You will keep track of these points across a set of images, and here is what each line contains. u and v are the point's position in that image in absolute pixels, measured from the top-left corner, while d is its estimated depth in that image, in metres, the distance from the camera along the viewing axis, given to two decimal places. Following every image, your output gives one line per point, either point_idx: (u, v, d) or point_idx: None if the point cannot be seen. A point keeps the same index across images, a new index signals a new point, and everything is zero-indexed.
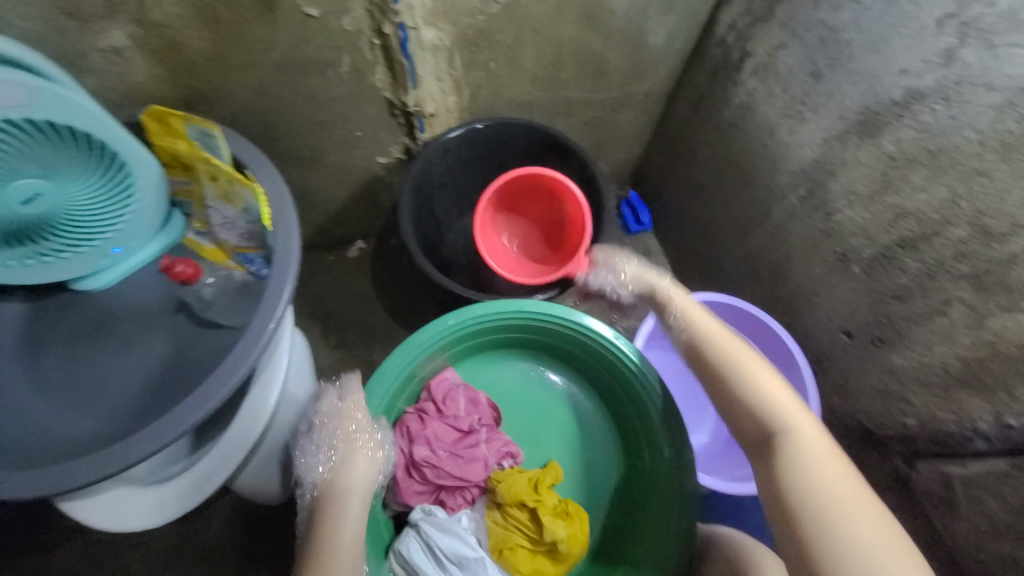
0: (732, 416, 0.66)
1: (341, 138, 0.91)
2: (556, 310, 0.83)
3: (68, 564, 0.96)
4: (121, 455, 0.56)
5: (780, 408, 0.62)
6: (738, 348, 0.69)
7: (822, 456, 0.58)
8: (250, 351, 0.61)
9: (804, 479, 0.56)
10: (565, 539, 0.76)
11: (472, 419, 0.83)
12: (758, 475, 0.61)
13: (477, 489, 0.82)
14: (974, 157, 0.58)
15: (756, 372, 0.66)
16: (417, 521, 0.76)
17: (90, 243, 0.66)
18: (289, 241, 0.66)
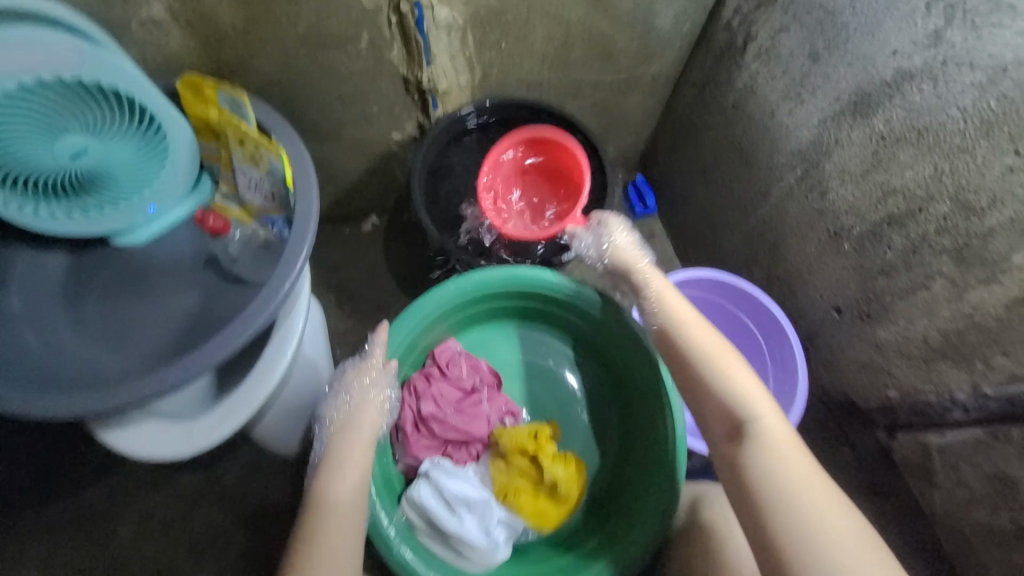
0: (702, 404, 0.71)
1: (358, 113, 0.96)
2: (556, 277, 0.88)
3: (99, 502, 1.04)
4: (157, 385, 0.63)
5: (748, 400, 0.67)
6: (713, 340, 0.74)
7: (783, 444, 0.63)
8: (271, 300, 0.68)
9: (767, 464, 0.62)
10: (564, 479, 0.83)
11: (474, 379, 0.88)
12: (727, 461, 0.66)
13: (480, 445, 0.87)
14: (957, 135, 0.61)
15: (726, 364, 0.71)
16: (426, 470, 0.82)
17: (129, 200, 0.73)
18: (309, 200, 0.71)
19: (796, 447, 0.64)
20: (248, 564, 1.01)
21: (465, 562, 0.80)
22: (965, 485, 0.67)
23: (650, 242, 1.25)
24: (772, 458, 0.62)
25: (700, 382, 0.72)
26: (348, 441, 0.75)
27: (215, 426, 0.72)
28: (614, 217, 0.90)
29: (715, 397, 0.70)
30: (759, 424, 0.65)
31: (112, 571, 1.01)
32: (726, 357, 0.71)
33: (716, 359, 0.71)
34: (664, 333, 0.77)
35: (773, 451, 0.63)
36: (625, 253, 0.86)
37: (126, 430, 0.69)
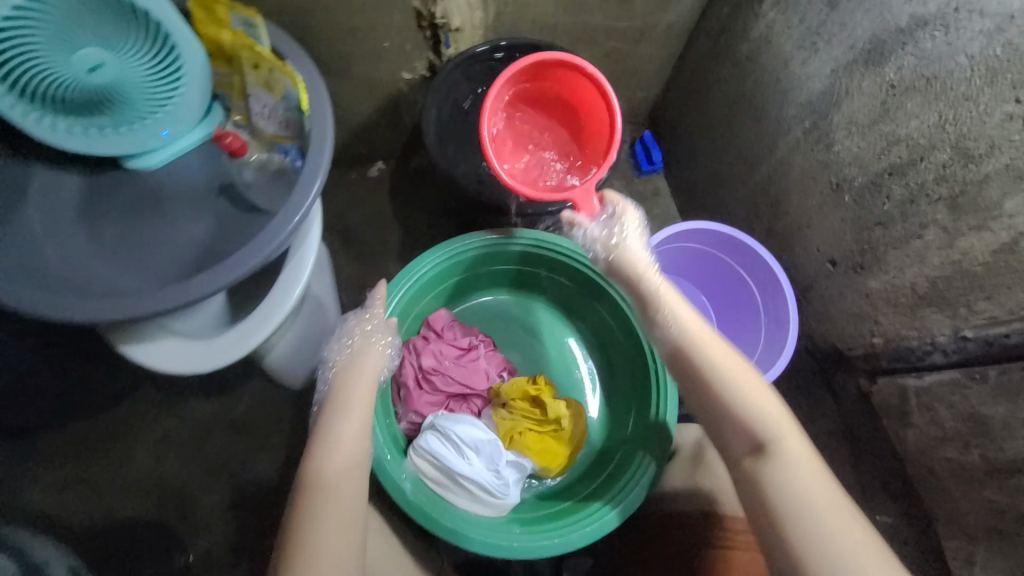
0: (720, 425, 0.66)
1: (369, 48, 0.95)
2: (543, 237, 0.95)
3: (115, 424, 1.09)
4: (172, 299, 0.65)
5: (769, 419, 0.63)
6: (731, 358, 0.69)
7: (808, 468, 0.58)
8: (280, 230, 0.69)
9: (795, 492, 0.56)
10: (566, 415, 0.91)
11: (470, 338, 0.96)
12: (746, 486, 0.61)
13: (479, 399, 0.94)
14: (962, 82, 0.62)
15: (743, 379, 0.66)
16: (432, 423, 0.87)
17: (143, 121, 0.73)
18: (324, 125, 0.72)
19: (822, 471, 0.59)
20: (257, 487, 1.07)
21: (478, 506, 0.82)
22: (937, 424, 0.71)
23: (654, 200, 1.26)
24: (797, 484, 0.57)
25: (717, 403, 0.66)
26: (341, 409, 0.71)
27: (231, 344, 0.76)
28: (627, 207, 0.84)
29: (732, 415, 0.65)
30: (782, 447, 0.60)
31: (129, 487, 1.07)
32: (744, 375, 0.67)
33: (738, 379, 0.66)
34: (679, 351, 0.72)
35: (798, 476, 0.58)
36: (633, 253, 0.81)
37: (147, 345, 0.73)
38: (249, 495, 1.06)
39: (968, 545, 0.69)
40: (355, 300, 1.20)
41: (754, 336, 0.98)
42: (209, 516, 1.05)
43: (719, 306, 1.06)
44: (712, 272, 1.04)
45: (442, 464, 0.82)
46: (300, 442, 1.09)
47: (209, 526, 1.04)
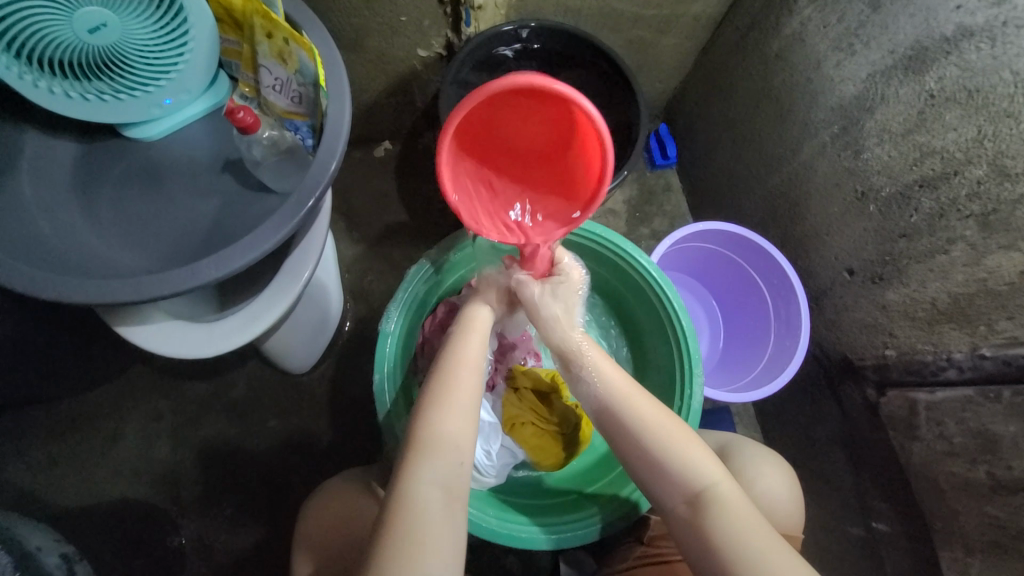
0: (652, 489, 0.61)
1: (385, 21, 0.89)
2: (603, 230, 0.81)
3: (107, 400, 1.07)
4: (161, 285, 0.61)
5: (700, 472, 0.58)
6: (657, 412, 0.62)
7: (748, 526, 0.54)
8: (293, 215, 0.65)
9: (734, 557, 0.53)
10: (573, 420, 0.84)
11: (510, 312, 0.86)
12: (694, 552, 0.57)
13: (496, 374, 0.87)
14: (1005, 98, 0.61)
15: (665, 435, 0.60)
16: None
17: (144, 89, 0.68)
18: (341, 109, 0.68)
19: (763, 523, 0.55)
20: (252, 472, 1.05)
21: None
22: (946, 439, 0.72)
23: (666, 196, 1.23)
24: (739, 546, 0.53)
25: (644, 465, 0.60)
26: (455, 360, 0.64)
27: (233, 330, 0.74)
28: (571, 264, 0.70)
29: (662, 475, 0.59)
30: (717, 493, 0.57)
31: (119, 465, 1.04)
32: (665, 420, 0.62)
33: (666, 435, 0.60)
34: (603, 412, 0.65)
35: (735, 531, 0.54)
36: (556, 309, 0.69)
37: (144, 326, 0.69)
38: (244, 479, 1.05)
39: (964, 556, 0.70)
40: (358, 283, 1.17)
41: (763, 340, 0.97)
42: (203, 498, 1.03)
43: (729, 307, 1.05)
44: (724, 272, 1.03)
45: None
46: (297, 428, 1.07)
47: (203, 509, 1.03)
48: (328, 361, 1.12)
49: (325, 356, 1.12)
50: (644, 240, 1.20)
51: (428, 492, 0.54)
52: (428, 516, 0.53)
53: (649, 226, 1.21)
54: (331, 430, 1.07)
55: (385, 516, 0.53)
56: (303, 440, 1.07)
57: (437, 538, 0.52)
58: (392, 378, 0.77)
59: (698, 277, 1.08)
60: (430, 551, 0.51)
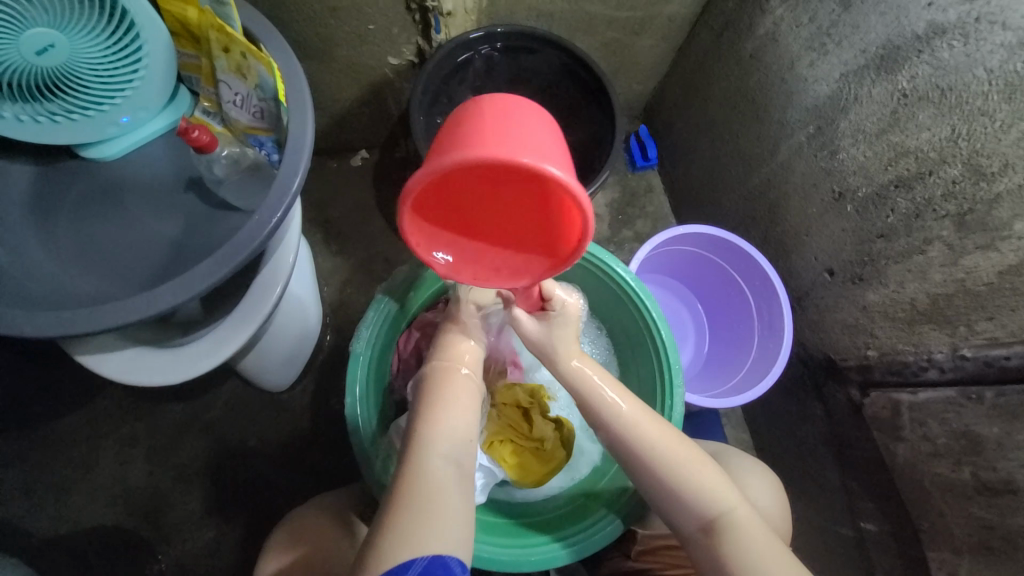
0: (665, 509, 0.59)
1: (353, 30, 0.87)
2: None
3: (80, 425, 1.03)
4: (119, 313, 0.58)
5: (714, 494, 0.57)
6: (666, 432, 0.60)
7: (762, 544, 0.54)
8: (255, 236, 0.62)
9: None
10: (553, 435, 0.82)
11: None
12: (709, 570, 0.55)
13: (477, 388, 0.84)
14: (979, 96, 0.60)
15: (678, 455, 0.58)
16: None
17: (98, 108, 0.65)
18: (304, 126, 0.65)
19: (775, 541, 0.55)
20: (234, 494, 1.02)
21: None
22: (929, 440, 0.71)
23: (647, 198, 1.22)
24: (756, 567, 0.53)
25: (659, 486, 0.58)
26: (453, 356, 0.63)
27: (202, 354, 0.71)
28: (563, 297, 0.66)
29: (676, 498, 0.57)
30: (733, 518, 0.55)
31: (94, 492, 1.01)
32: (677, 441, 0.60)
33: (679, 456, 0.58)
34: (611, 433, 0.61)
35: (750, 553, 0.53)
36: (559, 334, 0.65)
37: (107, 355, 0.67)
38: (225, 502, 1.02)
39: (952, 557, 0.70)
40: (337, 295, 1.15)
41: (747, 342, 0.96)
42: (185, 522, 1.01)
43: (712, 309, 1.05)
44: (706, 274, 1.02)
45: None
46: (278, 448, 1.05)
47: (183, 535, 1.00)
48: (309, 377, 1.09)
49: (305, 372, 1.09)
50: (628, 243, 1.19)
51: (443, 468, 0.54)
52: (445, 490, 0.53)
53: (631, 228, 1.20)
54: (314, 448, 1.05)
55: (396, 489, 0.53)
56: (285, 459, 1.04)
57: (452, 518, 0.51)
58: (365, 402, 0.74)
59: (680, 279, 1.07)
60: (447, 524, 0.50)
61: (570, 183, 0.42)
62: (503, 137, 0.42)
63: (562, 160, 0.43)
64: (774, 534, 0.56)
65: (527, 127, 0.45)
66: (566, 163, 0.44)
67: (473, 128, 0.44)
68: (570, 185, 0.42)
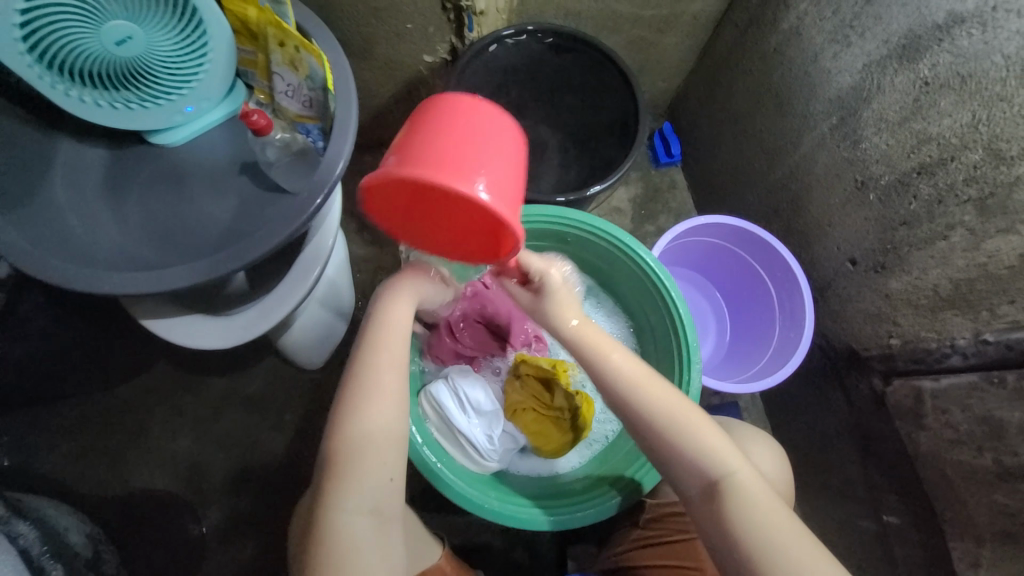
0: (669, 470, 0.61)
1: (392, 29, 0.93)
2: (605, 223, 0.83)
3: (132, 396, 1.12)
4: (185, 275, 0.65)
5: (717, 458, 0.58)
6: (668, 396, 0.61)
7: (763, 503, 0.55)
8: (302, 210, 0.68)
9: (752, 534, 0.54)
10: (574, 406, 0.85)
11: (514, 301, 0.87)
12: (711, 529, 0.57)
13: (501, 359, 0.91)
14: (998, 82, 0.61)
15: (681, 419, 0.59)
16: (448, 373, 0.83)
17: (168, 97, 0.73)
18: (349, 110, 0.72)
19: (777, 500, 0.56)
20: (271, 464, 1.09)
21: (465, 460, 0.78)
22: (952, 427, 0.71)
23: (671, 193, 1.24)
24: (758, 524, 0.54)
25: (664, 449, 0.60)
26: (367, 384, 0.58)
27: (250, 323, 0.77)
28: (542, 266, 0.62)
29: (679, 462, 0.59)
30: (735, 482, 0.57)
31: (144, 457, 1.09)
32: (676, 411, 0.60)
33: (680, 421, 0.59)
34: (615, 398, 0.62)
35: (752, 511, 0.55)
36: (554, 299, 0.63)
37: (169, 320, 0.74)
38: (261, 471, 1.08)
39: (974, 546, 0.69)
40: (369, 281, 1.21)
41: (768, 332, 0.97)
42: (223, 487, 1.08)
43: (734, 300, 1.06)
44: (727, 266, 1.03)
45: (444, 413, 0.79)
46: (312, 423, 1.11)
47: (222, 500, 1.07)
48: (342, 357, 1.15)
49: (337, 353, 1.15)
50: (650, 237, 1.22)
51: (353, 521, 0.55)
52: (355, 540, 0.55)
53: (654, 223, 1.22)
54: None
55: (312, 535, 0.55)
56: (316, 434, 1.10)
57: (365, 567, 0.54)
58: None
59: (701, 270, 1.08)
60: None
61: (497, 209, 0.46)
62: (448, 159, 0.46)
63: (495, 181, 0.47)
64: (776, 493, 0.57)
65: (471, 145, 0.48)
66: (501, 186, 0.47)
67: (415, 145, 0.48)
68: (495, 209, 0.45)
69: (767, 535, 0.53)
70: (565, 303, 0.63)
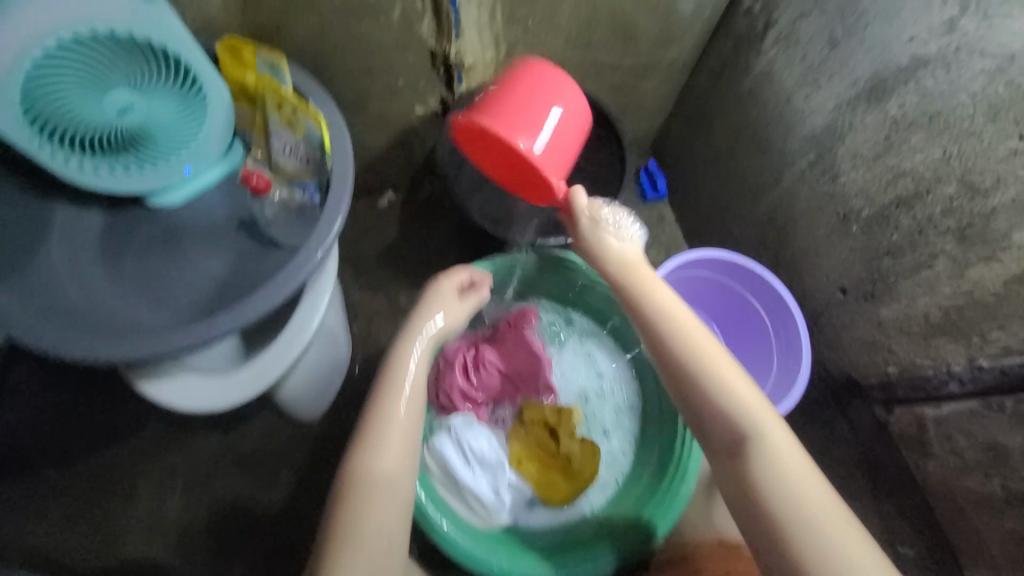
0: (699, 421, 0.61)
1: (383, 86, 0.97)
2: None
3: (120, 459, 1.08)
4: (185, 339, 0.64)
5: (750, 414, 0.58)
6: (707, 345, 0.62)
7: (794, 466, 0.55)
8: (302, 268, 0.69)
9: (779, 493, 0.53)
10: (579, 455, 0.83)
11: (532, 348, 0.87)
12: (733, 482, 0.57)
13: (507, 408, 0.88)
14: (966, 119, 0.65)
15: (718, 369, 0.60)
16: (451, 423, 0.81)
17: (167, 160, 0.74)
18: (346, 167, 0.74)
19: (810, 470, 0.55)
20: (267, 523, 1.05)
21: (469, 515, 0.77)
22: (958, 454, 0.73)
23: (660, 228, 1.27)
24: (786, 484, 0.54)
25: (697, 395, 0.61)
26: (383, 438, 0.63)
27: (248, 381, 0.76)
28: (595, 207, 0.70)
29: (711, 412, 0.60)
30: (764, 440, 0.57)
31: (133, 524, 1.05)
32: (715, 357, 0.61)
33: (716, 369, 0.60)
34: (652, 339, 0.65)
35: (780, 469, 0.55)
36: (601, 236, 0.69)
37: (164, 381, 0.72)
38: (257, 531, 1.04)
39: None
40: (365, 327, 1.21)
41: (766, 363, 0.97)
42: (218, 551, 1.03)
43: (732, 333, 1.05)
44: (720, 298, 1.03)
45: (447, 469, 0.77)
46: (311, 477, 1.08)
47: (217, 565, 1.02)
48: (339, 406, 1.14)
49: (333, 403, 1.14)
50: None
51: None
52: None
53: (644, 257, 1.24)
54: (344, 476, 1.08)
55: None
56: (314, 487, 1.08)
57: None
58: None
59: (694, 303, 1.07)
60: None
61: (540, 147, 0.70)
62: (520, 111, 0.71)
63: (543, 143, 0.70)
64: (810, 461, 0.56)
65: (536, 105, 0.72)
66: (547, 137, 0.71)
67: (492, 109, 0.72)
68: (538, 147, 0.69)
69: (795, 497, 0.53)
70: (610, 245, 0.69)
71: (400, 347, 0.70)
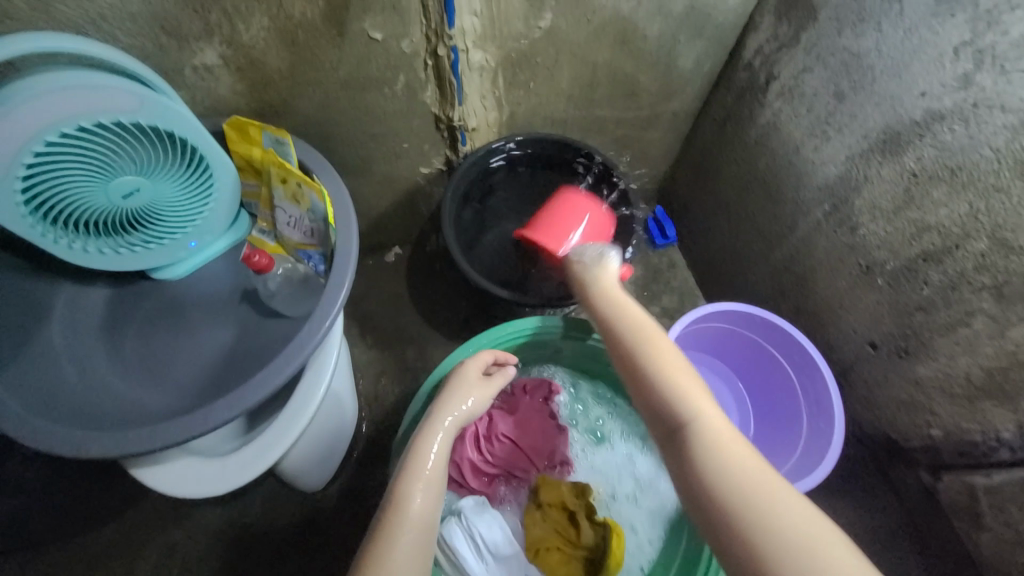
0: (647, 407, 0.61)
1: (389, 150, 0.98)
2: None
3: (117, 538, 1.03)
4: (178, 431, 0.61)
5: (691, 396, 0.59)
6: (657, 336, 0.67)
7: (733, 442, 0.55)
8: (302, 348, 0.66)
9: (716, 464, 0.53)
10: (601, 544, 0.78)
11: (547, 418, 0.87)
12: (677, 463, 0.56)
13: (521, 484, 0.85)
14: (992, 174, 0.62)
15: (665, 355, 0.64)
16: (462, 508, 0.76)
17: (172, 237, 0.74)
18: (349, 242, 0.72)
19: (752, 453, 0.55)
20: None
21: None
22: (1012, 526, 0.67)
23: (672, 274, 1.24)
24: (726, 456, 0.53)
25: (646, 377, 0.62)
26: (399, 528, 0.59)
27: (243, 465, 0.72)
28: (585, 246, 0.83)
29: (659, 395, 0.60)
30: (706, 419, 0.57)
31: None
32: (664, 347, 0.65)
33: (663, 356, 0.64)
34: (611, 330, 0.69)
35: (722, 442, 0.55)
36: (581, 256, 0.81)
37: (155, 466, 0.69)
38: None
39: None
40: (373, 387, 1.17)
41: (796, 423, 0.91)
42: None
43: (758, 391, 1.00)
44: (740, 353, 0.99)
45: (457, 562, 0.72)
46: (318, 551, 1.03)
47: None
48: (347, 473, 1.09)
49: (342, 469, 1.09)
50: (655, 318, 1.19)
51: None
52: None
53: (658, 304, 1.20)
54: (350, 552, 1.02)
55: None
56: (323, 561, 1.02)
57: None
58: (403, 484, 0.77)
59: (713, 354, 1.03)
60: None
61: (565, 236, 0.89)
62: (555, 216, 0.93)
63: (579, 242, 0.89)
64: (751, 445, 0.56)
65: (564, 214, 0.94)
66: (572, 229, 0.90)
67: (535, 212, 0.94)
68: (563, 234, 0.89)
69: (734, 464, 0.53)
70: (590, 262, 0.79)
71: (422, 432, 0.69)
